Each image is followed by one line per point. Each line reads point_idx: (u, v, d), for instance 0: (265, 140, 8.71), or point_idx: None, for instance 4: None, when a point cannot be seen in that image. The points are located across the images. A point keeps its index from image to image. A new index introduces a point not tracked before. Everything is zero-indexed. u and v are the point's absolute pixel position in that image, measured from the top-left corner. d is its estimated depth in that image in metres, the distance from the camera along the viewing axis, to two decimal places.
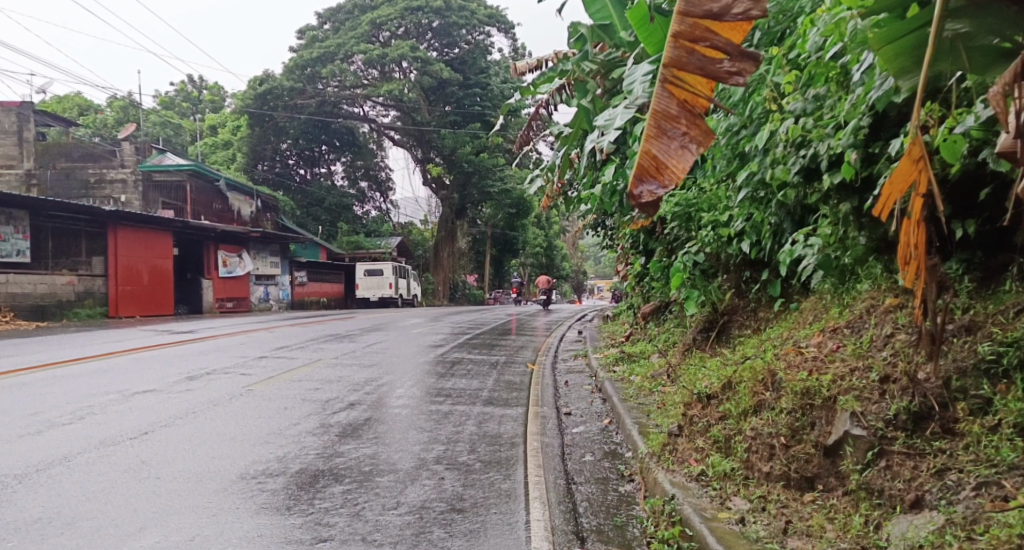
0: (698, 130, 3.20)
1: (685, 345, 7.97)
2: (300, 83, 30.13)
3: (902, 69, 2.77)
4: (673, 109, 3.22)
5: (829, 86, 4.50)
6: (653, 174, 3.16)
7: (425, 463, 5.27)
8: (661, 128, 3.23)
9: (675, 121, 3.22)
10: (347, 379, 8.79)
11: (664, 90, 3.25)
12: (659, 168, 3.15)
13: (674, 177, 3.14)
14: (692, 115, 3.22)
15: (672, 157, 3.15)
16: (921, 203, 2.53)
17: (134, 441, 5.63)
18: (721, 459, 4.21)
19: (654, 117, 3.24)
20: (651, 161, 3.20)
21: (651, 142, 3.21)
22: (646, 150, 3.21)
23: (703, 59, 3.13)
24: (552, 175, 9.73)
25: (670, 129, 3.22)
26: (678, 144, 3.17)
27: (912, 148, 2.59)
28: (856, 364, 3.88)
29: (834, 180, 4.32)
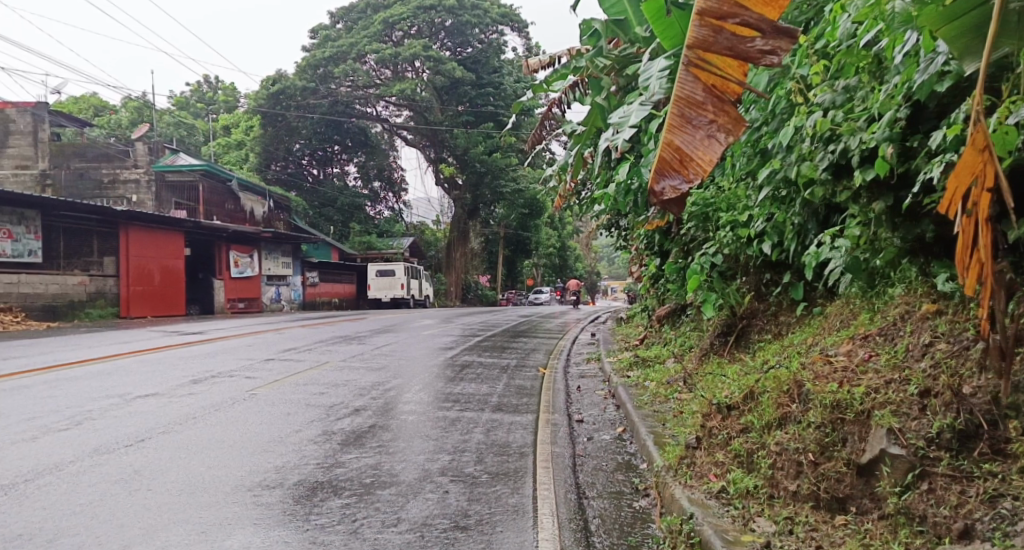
0: (725, 117, 3.14)
1: (702, 350, 7.69)
2: (313, 82, 30.08)
3: (966, 50, 2.73)
4: (699, 95, 3.14)
5: (861, 77, 4.24)
6: (678, 168, 3.12)
7: (429, 475, 5.02)
8: (686, 117, 3.16)
9: (700, 108, 3.16)
10: (354, 383, 8.57)
11: (689, 75, 3.17)
12: (686, 158, 3.11)
13: (701, 169, 3.10)
14: (718, 100, 3.15)
15: (700, 147, 3.10)
16: (987, 198, 2.38)
17: (128, 449, 5.41)
18: (743, 476, 3.93)
19: (679, 105, 3.18)
20: (675, 152, 3.14)
21: (677, 131, 3.16)
22: (673, 140, 3.16)
23: (731, 39, 3.06)
24: (565, 174, 9.51)
25: (696, 118, 3.15)
26: (707, 132, 3.12)
27: (977, 138, 2.45)
28: (892, 376, 3.58)
29: (867, 177, 4.02)
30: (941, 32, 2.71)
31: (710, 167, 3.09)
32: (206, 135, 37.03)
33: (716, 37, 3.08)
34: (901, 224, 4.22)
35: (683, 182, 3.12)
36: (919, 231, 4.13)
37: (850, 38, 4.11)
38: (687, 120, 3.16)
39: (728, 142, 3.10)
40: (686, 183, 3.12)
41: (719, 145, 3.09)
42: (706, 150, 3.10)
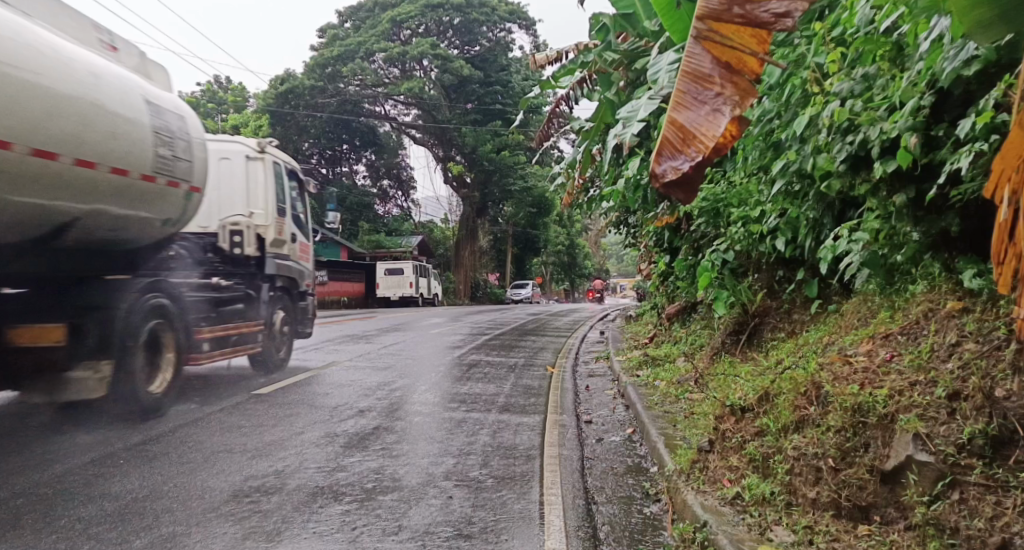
0: (733, 89, 3.29)
1: (712, 349, 7.51)
2: (321, 82, 29.57)
3: (980, 21, 2.71)
4: (707, 67, 3.36)
5: (880, 64, 4.04)
6: (680, 146, 3.30)
7: (434, 480, 4.87)
8: (694, 92, 3.37)
9: (709, 82, 3.35)
10: (359, 383, 8.45)
11: (701, 50, 3.40)
12: (690, 133, 3.30)
13: (702, 144, 3.24)
14: (726, 74, 3.32)
15: (703, 123, 3.28)
16: None
17: (126, 452, 5.27)
18: (759, 481, 3.77)
19: (687, 79, 3.41)
20: (680, 130, 3.34)
21: (684, 106, 3.38)
22: (679, 116, 3.36)
23: (744, 6, 3.32)
24: (572, 171, 9.36)
25: (702, 92, 3.35)
26: (713, 104, 3.29)
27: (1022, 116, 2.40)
28: (917, 378, 3.38)
29: (888, 170, 3.79)
30: (952, 1, 2.67)
31: (710, 142, 3.23)
32: None
33: (729, 10, 3.34)
34: (924, 218, 4.05)
35: (686, 160, 3.27)
36: (943, 226, 3.97)
37: (869, 24, 3.91)
38: (694, 96, 3.37)
39: (732, 115, 3.23)
40: (688, 161, 3.26)
41: (721, 118, 3.25)
42: (709, 125, 3.27)
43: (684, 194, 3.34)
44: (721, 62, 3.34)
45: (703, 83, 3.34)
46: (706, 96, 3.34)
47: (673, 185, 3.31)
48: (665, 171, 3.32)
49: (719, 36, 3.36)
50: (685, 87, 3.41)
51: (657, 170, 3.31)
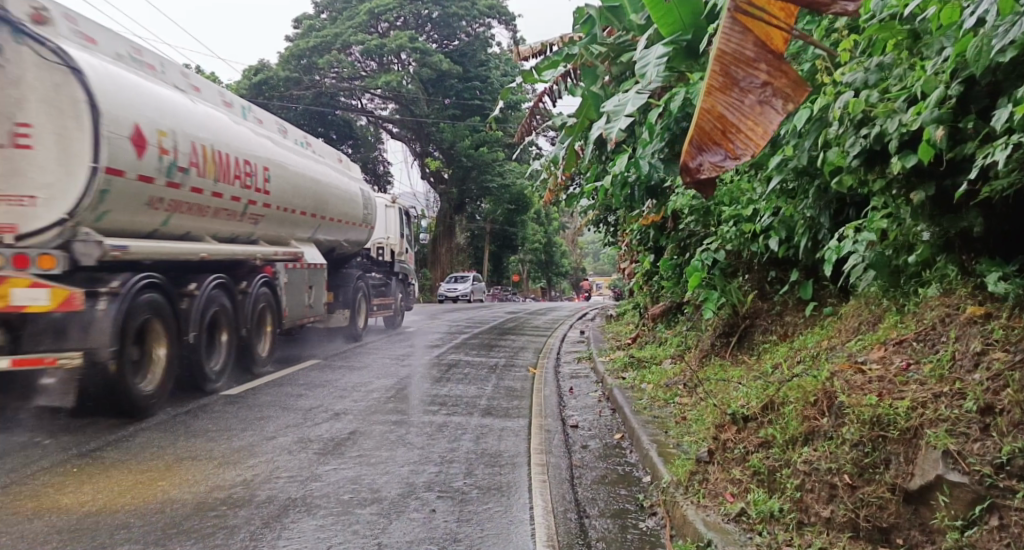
0: (782, 80, 3.00)
1: (702, 351, 7.29)
2: (297, 73, 28.51)
3: None
4: (750, 52, 3.05)
5: (898, 54, 3.80)
6: (720, 139, 3.00)
7: (414, 491, 4.57)
8: (734, 78, 3.05)
9: (752, 69, 3.05)
10: (336, 383, 8.13)
11: (740, 30, 3.09)
12: (732, 128, 3.00)
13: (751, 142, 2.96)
14: (770, 63, 3.04)
15: (750, 116, 2.99)
16: None
17: (80, 459, 4.91)
18: (765, 497, 3.51)
19: (727, 64, 3.07)
20: (717, 121, 3.02)
21: (723, 93, 3.04)
22: (718, 106, 3.03)
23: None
24: (555, 168, 9.10)
25: (746, 80, 3.04)
26: (763, 97, 3.00)
27: None
28: (942, 390, 3.14)
29: (907, 165, 3.52)
30: None
31: (761, 140, 2.97)
32: None
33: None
34: (942, 216, 3.81)
35: (727, 157, 2.98)
36: (964, 225, 3.73)
37: (885, 10, 3.68)
38: (734, 82, 3.05)
39: (784, 111, 2.96)
40: (731, 158, 2.97)
41: (773, 113, 2.97)
42: (756, 119, 2.99)
43: (708, 190, 3.04)
44: (765, 49, 3.06)
45: (749, 69, 3.02)
46: (748, 85, 3.04)
47: (708, 182, 3.00)
48: (700, 165, 2.99)
49: (759, 21, 3.09)
50: (722, 70, 3.06)
51: (695, 164, 2.96)
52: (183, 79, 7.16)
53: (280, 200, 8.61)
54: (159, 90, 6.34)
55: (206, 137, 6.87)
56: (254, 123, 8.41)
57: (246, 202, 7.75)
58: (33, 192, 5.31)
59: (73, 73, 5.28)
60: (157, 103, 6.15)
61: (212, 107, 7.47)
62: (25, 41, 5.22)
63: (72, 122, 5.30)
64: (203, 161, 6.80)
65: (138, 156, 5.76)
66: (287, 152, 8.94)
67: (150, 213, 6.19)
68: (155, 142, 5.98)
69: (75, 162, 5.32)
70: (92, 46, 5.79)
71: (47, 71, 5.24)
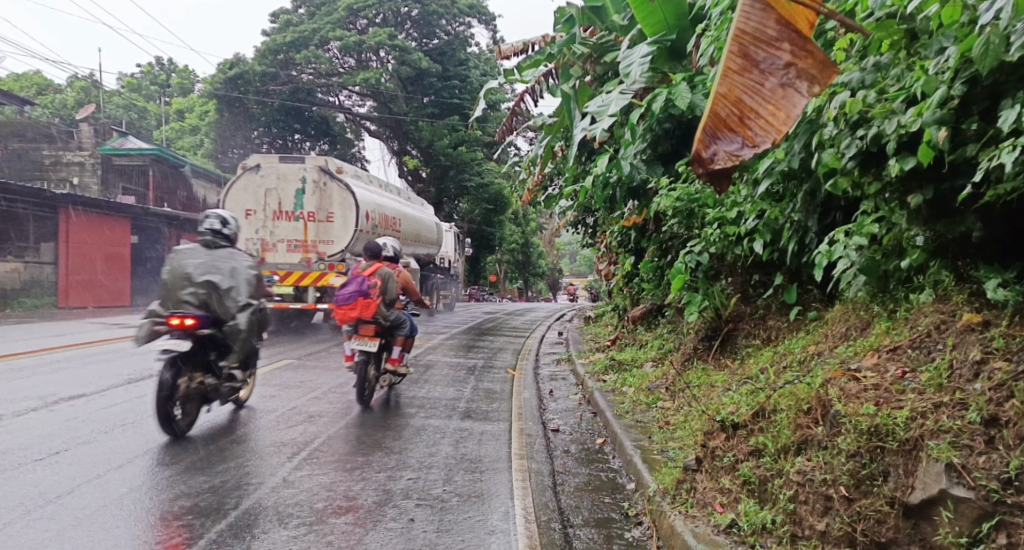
0: (807, 61, 2.98)
1: (685, 355, 7.19)
2: (273, 68, 28.19)
3: None
4: (771, 31, 3.04)
5: (894, 54, 3.73)
6: (737, 127, 3.08)
7: (391, 499, 4.39)
8: (754, 59, 3.05)
9: (774, 49, 3.03)
10: (309, 384, 7.90)
11: (761, 9, 3.06)
12: (749, 114, 3.05)
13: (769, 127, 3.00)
14: (794, 42, 3.01)
15: (771, 101, 3.01)
16: None
17: (36, 465, 4.71)
18: (757, 508, 3.39)
19: (749, 43, 3.07)
20: (734, 107, 3.09)
21: (741, 77, 3.08)
22: (736, 91, 3.08)
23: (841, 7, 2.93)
24: (535, 167, 8.99)
25: (767, 61, 3.03)
26: (786, 80, 2.99)
27: None
28: (943, 400, 3.04)
29: (906, 167, 3.44)
30: None
31: (780, 124, 2.98)
32: (157, 119, 35.38)
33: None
34: (939, 220, 3.75)
35: (744, 145, 3.06)
36: (962, 230, 3.67)
37: (881, 9, 3.61)
38: (754, 64, 3.06)
39: (808, 93, 2.96)
40: (747, 147, 3.04)
41: (796, 96, 2.97)
42: (778, 103, 3.00)
43: (726, 178, 3.16)
44: (788, 28, 3.02)
45: (770, 51, 3.01)
46: (770, 66, 3.03)
47: (722, 170, 3.13)
48: (715, 155, 3.12)
49: None
50: (741, 52, 3.07)
51: (707, 155, 3.11)
52: (363, 177, 14.22)
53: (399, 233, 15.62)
54: (363, 189, 13.51)
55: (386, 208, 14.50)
56: (398, 198, 16.36)
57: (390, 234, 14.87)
58: (332, 240, 12.71)
59: (349, 193, 12.72)
60: (368, 197, 13.45)
61: (379, 190, 14.99)
62: (333, 179, 12.71)
63: (348, 211, 12.71)
64: (379, 220, 14.01)
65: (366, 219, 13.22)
66: (401, 206, 15.98)
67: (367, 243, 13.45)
68: (369, 215, 13.33)
69: (347, 229, 12.67)
70: (351, 176, 13.39)
71: (341, 192, 12.73)
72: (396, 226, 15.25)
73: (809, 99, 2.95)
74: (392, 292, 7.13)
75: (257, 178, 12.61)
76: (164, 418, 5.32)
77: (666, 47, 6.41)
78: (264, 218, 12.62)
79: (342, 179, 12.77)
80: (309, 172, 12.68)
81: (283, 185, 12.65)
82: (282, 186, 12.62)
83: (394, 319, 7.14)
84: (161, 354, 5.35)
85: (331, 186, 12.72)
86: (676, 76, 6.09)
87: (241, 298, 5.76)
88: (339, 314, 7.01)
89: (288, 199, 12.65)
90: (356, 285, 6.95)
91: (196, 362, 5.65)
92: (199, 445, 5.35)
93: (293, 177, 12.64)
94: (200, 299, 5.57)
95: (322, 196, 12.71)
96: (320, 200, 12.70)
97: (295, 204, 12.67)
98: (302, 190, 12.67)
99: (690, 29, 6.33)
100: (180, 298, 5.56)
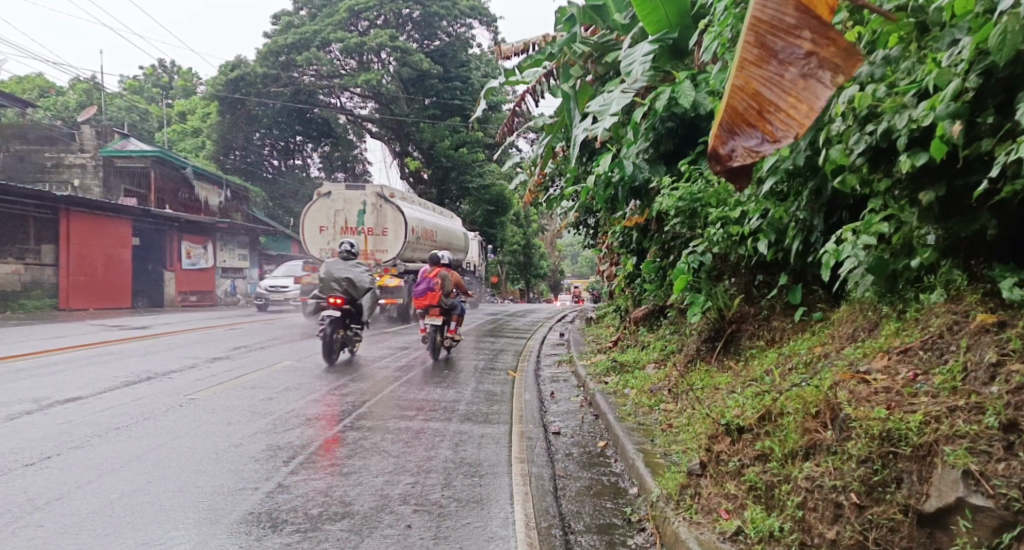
0: (830, 50, 2.85)
1: (688, 356, 7.06)
2: (274, 70, 28.18)
3: None
4: (790, 20, 2.93)
5: (904, 46, 3.63)
6: (755, 121, 2.93)
7: (388, 505, 4.29)
8: (772, 49, 2.93)
9: (795, 39, 2.91)
10: (308, 386, 7.81)
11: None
12: (767, 107, 2.92)
13: (789, 118, 2.85)
14: (815, 31, 2.89)
15: (792, 91, 2.86)
16: None
17: (26, 470, 4.61)
18: (763, 514, 3.28)
19: (768, 33, 2.95)
20: (751, 100, 2.96)
21: (759, 67, 2.95)
22: (754, 82, 2.95)
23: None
24: (535, 168, 8.92)
25: (787, 51, 2.91)
26: (808, 69, 2.86)
27: None
28: (958, 403, 2.94)
29: (918, 163, 3.34)
30: None
31: (802, 114, 2.83)
32: (158, 120, 35.37)
33: None
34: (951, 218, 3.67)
35: (763, 139, 2.90)
36: (977, 227, 3.58)
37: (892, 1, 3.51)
38: (772, 54, 2.93)
39: (832, 83, 2.82)
40: (766, 141, 2.89)
41: (818, 85, 2.83)
42: (800, 94, 2.86)
43: (744, 177, 3.01)
44: (808, 16, 2.91)
45: (790, 39, 2.89)
46: (789, 56, 2.91)
47: (739, 168, 2.98)
48: (732, 152, 2.98)
49: None
50: (758, 41, 2.96)
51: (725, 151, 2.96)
52: (407, 197, 16.86)
53: (436, 242, 18.30)
54: (409, 208, 16.21)
55: (425, 222, 17.15)
56: (433, 211, 19.00)
57: (429, 243, 17.64)
58: (387, 249, 15.57)
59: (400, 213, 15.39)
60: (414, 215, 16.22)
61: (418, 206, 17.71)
62: (388, 202, 15.43)
63: (400, 227, 15.47)
64: (421, 233, 16.77)
65: (413, 233, 16.09)
66: (436, 219, 18.71)
67: (411, 251, 16.24)
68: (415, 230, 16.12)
69: (398, 242, 15.49)
70: (400, 198, 16.03)
71: (394, 212, 15.46)
72: (434, 238, 17.96)
73: (834, 90, 2.81)
74: (450, 286, 10.43)
75: (328, 202, 15.32)
76: (327, 353, 9.23)
77: (669, 46, 6.32)
78: (333, 235, 15.29)
79: (395, 201, 15.50)
80: (367, 197, 15.45)
81: (348, 207, 15.37)
82: (345, 206, 15.33)
83: (451, 304, 10.42)
84: (325, 317, 9.31)
85: (386, 208, 15.48)
86: (679, 73, 5.97)
87: (365, 287, 9.76)
88: (415, 302, 10.29)
89: (352, 219, 15.43)
90: (427, 282, 10.23)
91: (337, 324, 9.39)
92: (322, 379, 8.29)
93: (355, 201, 15.39)
94: (344, 289, 9.57)
95: (379, 215, 15.46)
96: (378, 219, 15.46)
97: (357, 222, 15.42)
98: (363, 211, 15.42)
99: (692, 26, 6.21)
100: (331, 289, 9.61)
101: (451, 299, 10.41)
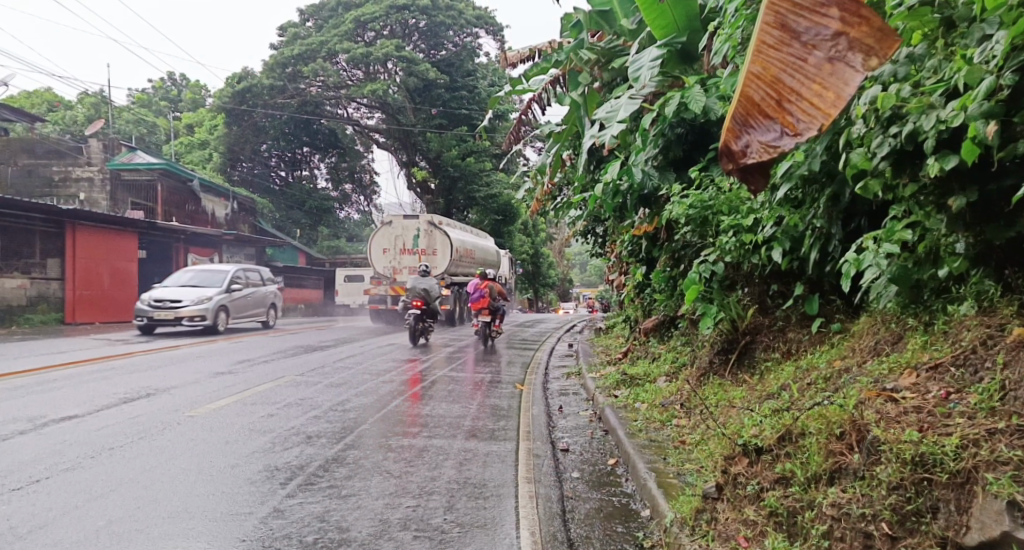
0: (859, 31, 2.72)
1: (700, 370, 6.83)
2: (281, 81, 28.32)
3: None
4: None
5: (928, 43, 3.42)
6: (774, 112, 2.83)
7: (387, 531, 4.07)
8: (794, 31, 2.80)
9: (820, 20, 2.77)
10: (310, 402, 7.63)
11: None
12: (787, 94, 2.80)
13: (811, 107, 2.73)
14: (843, 10, 2.75)
15: (817, 76, 2.73)
16: None
17: (12, 495, 4.43)
18: (785, 544, 3.05)
19: (790, 13, 2.82)
20: (771, 88, 2.85)
21: (779, 52, 2.82)
22: (774, 68, 2.83)
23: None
24: (542, 177, 8.73)
25: (811, 32, 2.77)
26: (834, 51, 2.72)
27: None
28: (998, 425, 2.73)
29: (948, 167, 3.15)
30: None
31: (825, 101, 2.70)
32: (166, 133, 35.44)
33: None
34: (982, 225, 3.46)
35: (782, 130, 2.80)
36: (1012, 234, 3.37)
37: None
38: (795, 36, 2.80)
39: (862, 67, 2.68)
40: (786, 132, 2.78)
41: (845, 69, 2.69)
42: (825, 80, 2.73)
43: (763, 170, 2.92)
44: None
45: (814, 20, 2.76)
46: (814, 37, 2.77)
47: (755, 161, 2.91)
48: (749, 145, 2.90)
49: None
50: (779, 22, 2.83)
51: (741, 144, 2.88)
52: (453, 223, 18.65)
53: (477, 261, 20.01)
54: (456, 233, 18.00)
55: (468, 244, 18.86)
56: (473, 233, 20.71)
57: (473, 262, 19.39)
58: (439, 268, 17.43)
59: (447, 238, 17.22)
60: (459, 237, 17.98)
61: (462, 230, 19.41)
62: (437, 228, 17.32)
63: (449, 251, 17.32)
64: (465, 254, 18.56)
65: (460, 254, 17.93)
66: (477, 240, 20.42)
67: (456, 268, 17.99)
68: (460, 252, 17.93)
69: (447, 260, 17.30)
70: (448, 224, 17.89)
71: (443, 237, 17.33)
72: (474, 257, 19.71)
73: (862, 73, 2.67)
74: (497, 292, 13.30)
75: (389, 229, 17.48)
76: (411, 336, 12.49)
77: (677, 50, 6.12)
78: (393, 257, 17.49)
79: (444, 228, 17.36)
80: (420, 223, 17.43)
81: (405, 233, 17.46)
82: (402, 232, 17.43)
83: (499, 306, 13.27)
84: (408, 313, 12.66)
85: (435, 231, 17.37)
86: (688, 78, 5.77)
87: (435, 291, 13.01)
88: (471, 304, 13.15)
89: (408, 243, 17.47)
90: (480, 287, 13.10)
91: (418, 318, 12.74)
92: (325, 394, 8.09)
93: (410, 228, 17.42)
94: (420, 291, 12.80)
95: (430, 239, 17.36)
96: (430, 242, 17.40)
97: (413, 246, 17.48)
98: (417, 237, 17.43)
99: (701, 29, 6.03)
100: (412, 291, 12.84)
101: (497, 304, 13.14)
